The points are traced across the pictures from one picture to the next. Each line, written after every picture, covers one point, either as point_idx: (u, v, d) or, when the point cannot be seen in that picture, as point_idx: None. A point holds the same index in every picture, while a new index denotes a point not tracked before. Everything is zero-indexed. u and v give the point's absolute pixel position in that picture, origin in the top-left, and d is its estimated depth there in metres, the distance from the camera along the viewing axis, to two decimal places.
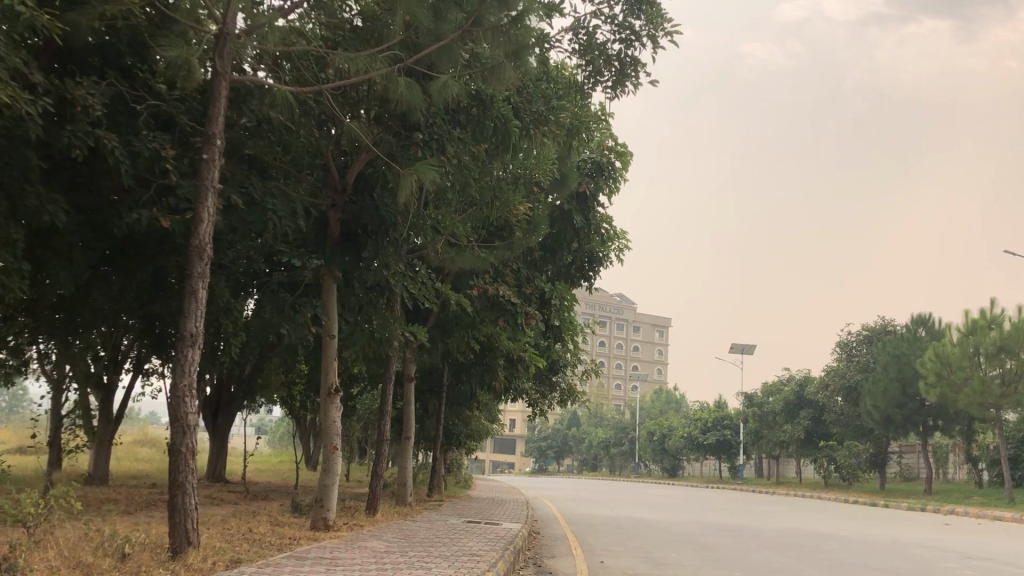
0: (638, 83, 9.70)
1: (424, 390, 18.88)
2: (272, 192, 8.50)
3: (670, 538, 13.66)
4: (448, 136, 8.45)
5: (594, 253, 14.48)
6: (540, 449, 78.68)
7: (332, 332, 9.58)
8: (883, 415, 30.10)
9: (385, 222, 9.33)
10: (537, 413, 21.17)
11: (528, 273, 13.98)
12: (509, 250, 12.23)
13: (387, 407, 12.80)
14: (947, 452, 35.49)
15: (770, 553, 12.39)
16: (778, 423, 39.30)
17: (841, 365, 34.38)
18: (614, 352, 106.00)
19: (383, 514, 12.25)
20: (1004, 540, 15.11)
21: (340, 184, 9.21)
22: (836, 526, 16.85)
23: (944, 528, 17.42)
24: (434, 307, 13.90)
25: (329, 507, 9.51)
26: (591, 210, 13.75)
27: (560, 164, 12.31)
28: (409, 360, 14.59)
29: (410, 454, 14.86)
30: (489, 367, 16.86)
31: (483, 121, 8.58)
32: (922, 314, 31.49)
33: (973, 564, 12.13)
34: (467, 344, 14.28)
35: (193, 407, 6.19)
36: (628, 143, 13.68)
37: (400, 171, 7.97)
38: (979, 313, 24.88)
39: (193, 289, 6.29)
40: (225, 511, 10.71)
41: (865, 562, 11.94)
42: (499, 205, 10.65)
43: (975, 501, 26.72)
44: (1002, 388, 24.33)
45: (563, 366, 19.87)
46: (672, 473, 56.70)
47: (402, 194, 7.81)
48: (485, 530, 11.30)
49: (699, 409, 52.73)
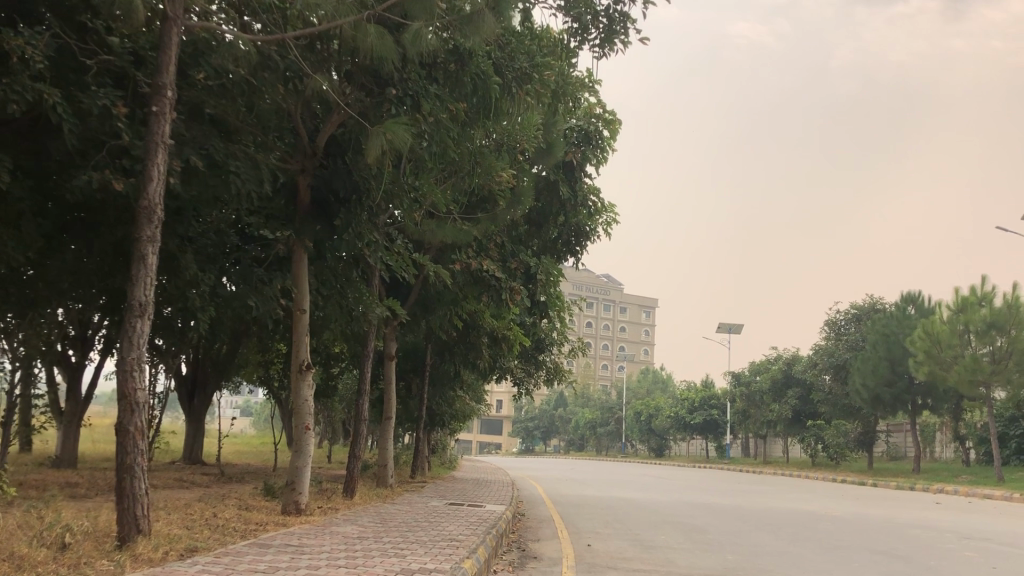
0: (627, 41, 9.15)
1: (407, 370, 18.42)
2: (236, 153, 7.94)
3: (659, 519, 13.24)
4: (424, 92, 7.82)
5: (581, 227, 13.94)
6: (527, 430, 78.65)
7: (303, 306, 9.04)
8: (872, 394, 29.80)
9: (358, 189, 8.73)
10: (522, 392, 20.72)
11: (513, 247, 13.34)
12: (493, 222, 11.72)
13: (366, 386, 12.24)
14: (934, 431, 35.34)
15: (762, 535, 11.96)
16: (765, 403, 39.11)
17: (829, 343, 34.15)
18: (601, 332, 105.84)
19: (361, 497, 11.77)
20: (998, 519, 14.77)
21: (310, 148, 8.72)
22: (828, 506, 16.46)
23: (935, 507, 17.08)
24: (417, 283, 13.37)
25: (301, 491, 9.02)
26: (578, 181, 13.22)
27: (546, 132, 11.77)
28: (389, 338, 14.06)
29: (391, 434, 14.38)
30: (473, 345, 16.41)
31: (462, 78, 8.01)
32: (911, 292, 31.18)
33: (972, 545, 11.71)
34: (450, 320, 13.83)
35: (142, 382, 5.65)
36: (616, 111, 13.17)
37: (370, 130, 7.44)
38: (969, 291, 24.58)
39: (142, 254, 5.76)
40: (192, 494, 10.19)
41: (861, 544, 11.49)
42: (482, 172, 10.12)
43: (963, 479, 26.49)
44: (992, 365, 24.05)
45: (549, 344, 19.43)
46: (659, 453, 56.59)
47: (371, 154, 7.31)
48: (467, 513, 10.83)
49: (686, 389, 52.55)
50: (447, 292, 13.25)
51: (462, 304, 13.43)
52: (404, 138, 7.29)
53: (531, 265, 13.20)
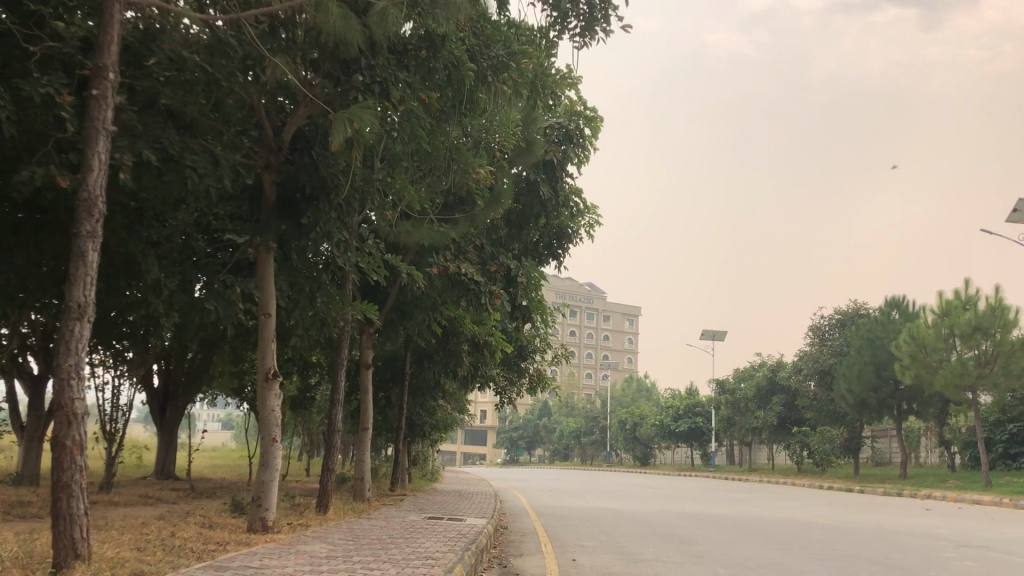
0: (609, 30, 8.71)
1: (386, 378, 17.92)
2: (193, 146, 7.46)
3: (644, 531, 12.77)
4: (391, 78, 7.26)
5: (562, 229, 13.65)
6: (511, 440, 78.02)
7: (268, 311, 8.55)
8: (858, 399, 29.45)
9: (326, 186, 8.23)
10: (504, 402, 20.22)
11: (492, 249, 12.90)
12: (471, 223, 11.29)
13: (339, 395, 11.70)
14: (919, 435, 35.14)
15: (753, 545, 11.52)
16: (749, 410, 38.77)
17: (814, 348, 33.89)
18: (584, 341, 105.52)
19: (334, 512, 11.26)
20: (991, 526, 14.40)
21: (275, 143, 8.24)
22: (817, 514, 16.06)
23: (925, 514, 16.72)
24: (393, 288, 12.89)
25: (268, 507, 8.52)
26: (559, 181, 12.80)
27: (524, 129, 11.33)
28: (365, 345, 13.54)
29: (367, 446, 13.84)
30: (453, 353, 15.94)
31: (433, 66, 7.50)
32: (896, 296, 30.98)
33: (970, 553, 11.27)
34: (429, 325, 13.37)
35: (80, 392, 5.14)
36: (598, 108, 12.77)
37: (333, 115, 6.92)
38: (953, 294, 24.34)
39: (81, 251, 5.25)
40: (153, 512, 9.64)
41: (855, 553, 11.07)
42: (459, 167, 9.64)
43: (951, 484, 26.23)
44: (978, 368, 23.75)
45: (532, 350, 18.98)
46: (644, 461, 56.16)
47: (334, 141, 6.79)
48: (445, 528, 10.34)
49: (670, 397, 52.22)
50: (424, 295, 12.78)
51: (441, 309, 12.99)
52: (368, 123, 6.78)
53: (511, 268, 12.72)
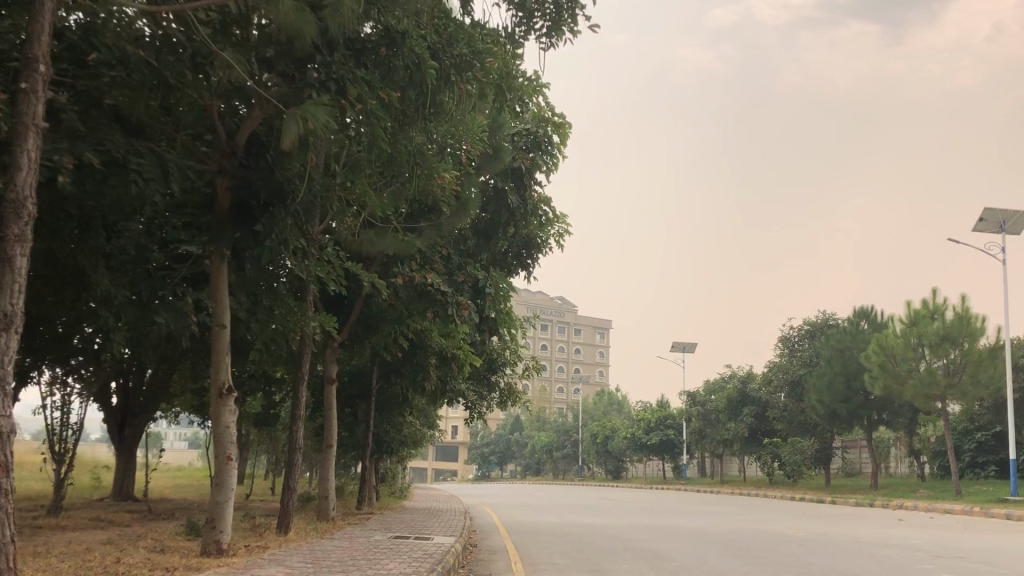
0: (576, 30, 8.46)
1: (351, 394, 17.47)
2: (139, 149, 7.09)
3: (616, 547, 12.43)
4: (348, 75, 6.92)
5: (531, 238, 13.38)
6: (482, 455, 77.40)
7: (223, 322, 8.17)
8: (828, 410, 29.39)
9: (282, 192, 7.87)
10: (473, 417, 19.87)
11: (460, 260, 12.54)
12: (437, 231, 10.94)
13: (301, 411, 11.18)
14: (889, 445, 35.22)
15: (727, 559, 11.26)
16: (720, 422, 38.67)
17: (783, 359, 33.86)
18: (555, 355, 105.33)
19: (296, 533, 10.82)
20: (966, 536, 14.27)
21: (229, 146, 7.86)
22: (791, 527, 15.84)
23: (899, 525, 16.56)
24: (357, 300, 12.48)
25: (222, 529, 8.12)
26: (527, 189, 12.54)
27: (491, 135, 11.02)
28: (328, 359, 13.11)
29: (331, 463, 13.41)
30: (420, 367, 15.56)
31: (394, 64, 7.17)
32: (865, 306, 31.07)
33: (948, 565, 11.04)
34: (395, 339, 13.01)
35: (4, 410, 4.72)
36: (567, 115, 12.54)
37: (285, 112, 6.61)
38: (921, 303, 24.34)
39: (8, 256, 4.85)
40: (102, 535, 9.18)
41: (832, 566, 10.81)
42: (424, 175, 9.29)
43: (922, 493, 26.20)
44: (947, 377, 23.76)
45: (502, 363, 18.64)
46: (615, 475, 55.88)
47: (286, 139, 6.47)
48: (411, 547, 9.95)
49: (642, 409, 52.09)
50: (390, 307, 12.40)
51: (407, 322, 12.61)
52: (321, 121, 6.46)
53: (479, 278, 12.38)
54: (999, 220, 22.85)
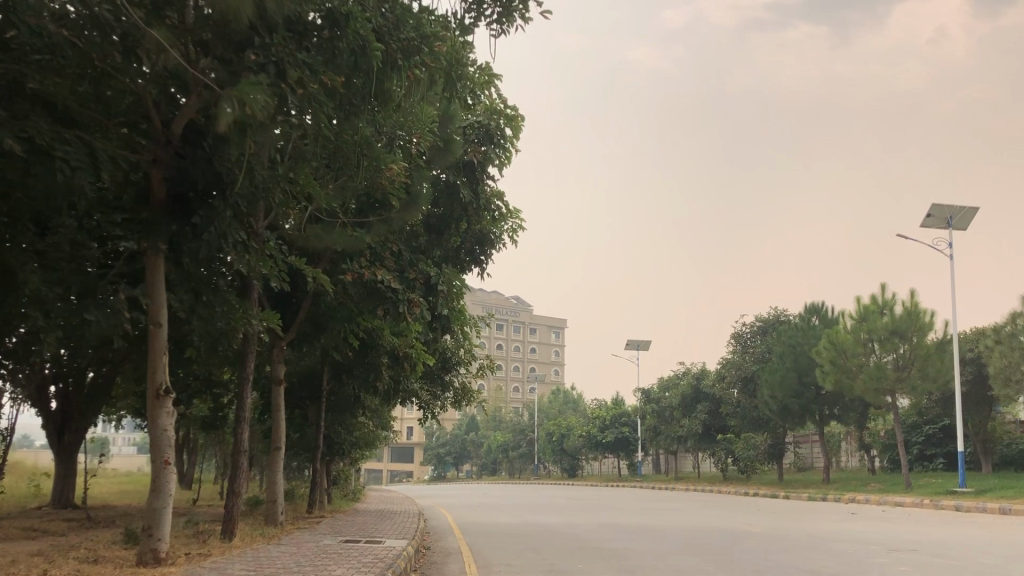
0: (527, 17, 8.22)
1: (301, 396, 17.02)
2: (65, 136, 6.67)
3: (572, 546, 12.23)
4: (288, 57, 6.65)
5: (484, 234, 13.13)
6: (437, 456, 76.76)
7: (160, 322, 7.82)
8: (781, 405, 29.56)
9: (221, 181, 7.57)
10: (427, 417, 19.52)
11: (412, 256, 12.13)
12: (388, 226, 10.61)
13: (246, 413, 10.77)
14: (840, 440, 35.65)
15: (684, 557, 11.12)
16: (675, 419, 38.78)
17: (736, 356, 33.97)
18: (511, 354, 105.23)
19: (241, 540, 10.42)
20: (918, 529, 14.35)
21: (164, 136, 7.51)
22: (746, 522, 15.81)
23: (853, 518, 16.63)
24: (305, 298, 12.11)
25: (160, 537, 7.75)
26: (480, 183, 12.27)
27: (441, 127, 10.73)
28: (276, 360, 12.71)
29: (279, 467, 13.01)
30: (371, 367, 15.20)
31: (338, 48, 6.92)
32: (815, 303, 31.36)
33: (903, 558, 10.99)
34: (344, 338, 12.65)
35: None
36: (519, 107, 12.31)
37: (222, 93, 6.29)
38: (871, 299, 24.54)
39: None
40: (32, 547, 8.71)
41: (787, 561, 10.73)
42: (372, 167, 8.96)
43: (873, 487, 26.49)
44: (896, 372, 24.06)
45: (455, 362, 18.35)
46: (571, 473, 55.83)
47: None
48: (362, 552, 9.63)
49: (597, 407, 52.14)
50: (340, 305, 12.03)
51: (358, 320, 12.25)
52: (260, 101, 6.26)
53: (431, 275, 12.00)
54: (946, 216, 23.19)
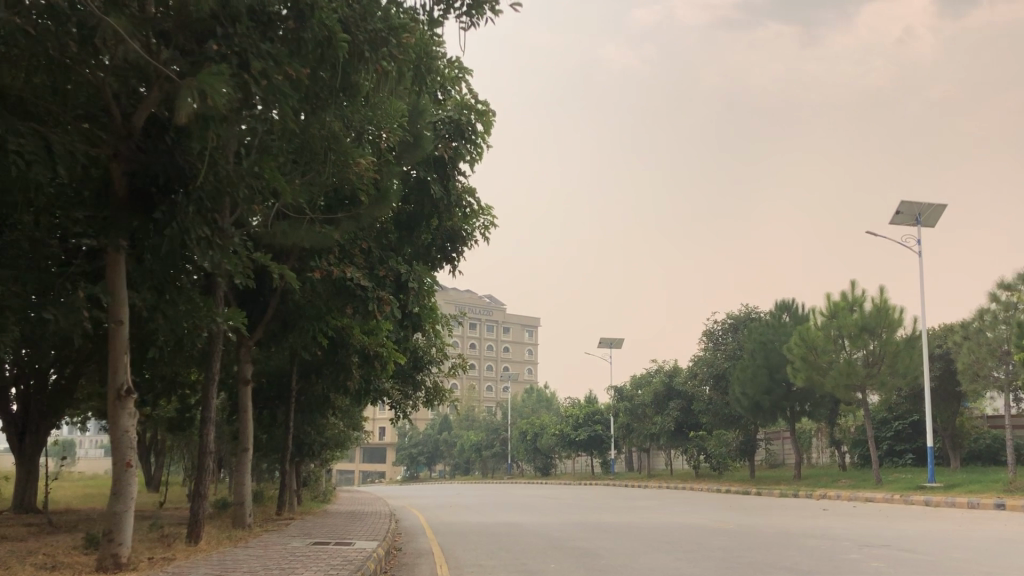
0: (497, 10, 8.08)
1: (269, 397, 16.77)
2: (19, 128, 6.45)
3: (545, 545, 12.12)
4: (252, 48, 6.48)
5: (456, 231, 12.99)
6: (410, 456, 76.36)
7: (121, 319, 7.60)
8: (752, 402, 29.66)
9: (183, 175, 7.38)
10: (399, 417, 19.32)
11: (381, 254, 11.93)
12: (356, 223, 10.42)
13: (212, 414, 10.54)
14: (810, 436, 35.90)
15: (657, 555, 11.06)
16: (647, 416, 38.84)
17: (708, 353, 34.01)
18: (484, 353, 105.04)
19: (207, 543, 10.21)
20: (889, 524, 14.41)
21: (124, 129, 7.29)
22: (719, 519, 15.81)
23: (825, 514, 16.69)
24: (273, 296, 11.91)
25: (121, 542, 7.54)
26: (450, 180, 12.12)
27: (411, 123, 10.58)
28: (243, 360, 12.49)
29: (247, 468, 12.79)
30: (342, 367, 14.99)
31: (302, 39, 6.75)
32: (786, 300, 31.51)
33: (875, 554, 11.01)
34: (314, 337, 12.46)
35: None
36: (490, 103, 12.18)
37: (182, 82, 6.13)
38: (841, 296, 24.68)
39: None
40: None
41: (760, 558, 10.70)
42: (339, 162, 8.77)
43: (844, 483, 26.67)
44: (866, 368, 24.23)
45: (427, 361, 18.18)
46: (545, 472, 55.78)
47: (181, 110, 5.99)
48: (331, 554, 9.45)
49: (570, 406, 52.12)
50: (309, 304, 11.84)
51: (327, 319, 12.05)
52: (219, 91, 6.11)
53: (402, 273, 11.79)
54: (915, 213, 23.38)
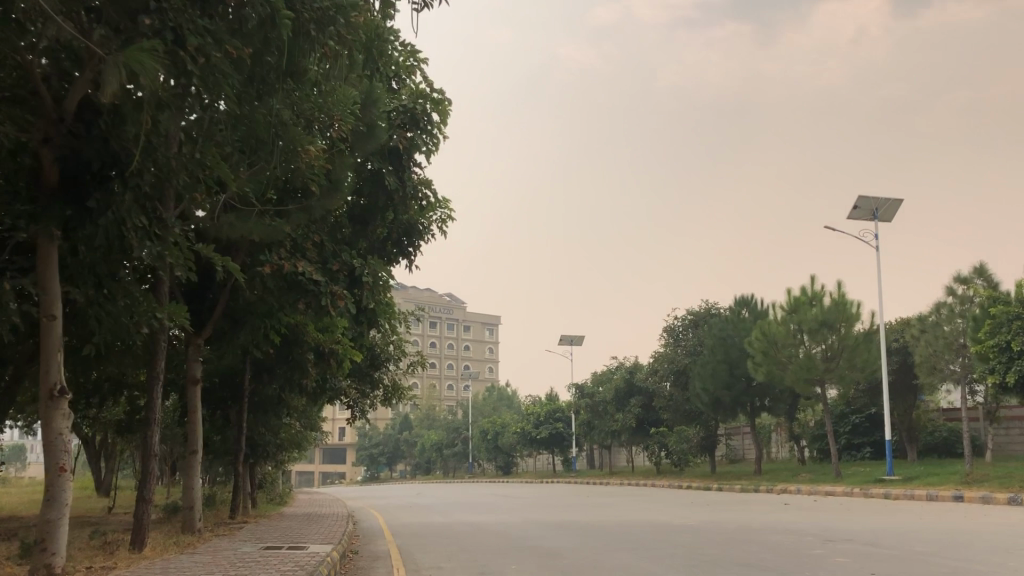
0: None
1: (221, 397, 16.28)
2: None
3: (507, 545, 11.80)
4: (188, 23, 6.11)
5: (413, 224, 12.66)
6: (370, 456, 75.59)
7: (54, 314, 7.19)
8: (712, 398, 29.67)
9: (119, 161, 6.97)
10: (357, 417, 18.91)
11: (334, 247, 11.50)
12: (307, 215, 10.01)
13: (157, 415, 10.07)
14: (770, 431, 36.09)
15: (619, 553, 10.83)
16: (608, 413, 38.76)
17: (668, 349, 33.79)
18: (445, 352, 104.61)
19: (152, 550, 9.77)
20: (852, 517, 14.35)
21: (55, 113, 6.85)
22: (681, 516, 15.66)
23: (786, 509, 16.65)
24: (222, 293, 11.47)
25: (56, 551, 7.12)
26: (406, 171, 11.78)
27: (365, 112, 10.20)
28: (192, 359, 12.01)
29: (197, 471, 12.32)
30: (296, 365, 14.56)
31: (244, 15, 6.36)
32: (744, 296, 31.61)
33: (839, 548, 10.87)
34: (265, 334, 12.06)
35: None
36: (446, 92, 11.86)
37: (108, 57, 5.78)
38: (800, 291, 24.73)
39: None
40: None
41: (724, 555, 10.51)
42: (287, 150, 8.37)
43: (804, 477, 26.79)
44: (825, 362, 24.33)
45: (384, 358, 17.79)
46: (506, 471, 55.53)
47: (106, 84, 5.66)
48: (283, 559, 9.07)
49: (531, 403, 51.94)
50: (260, 301, 11.41)
51: (279, 315, 11.64)
52: (149, 69, 5.77)
53: (356, 267, 11.36)
54: (873, 207, 23.50)
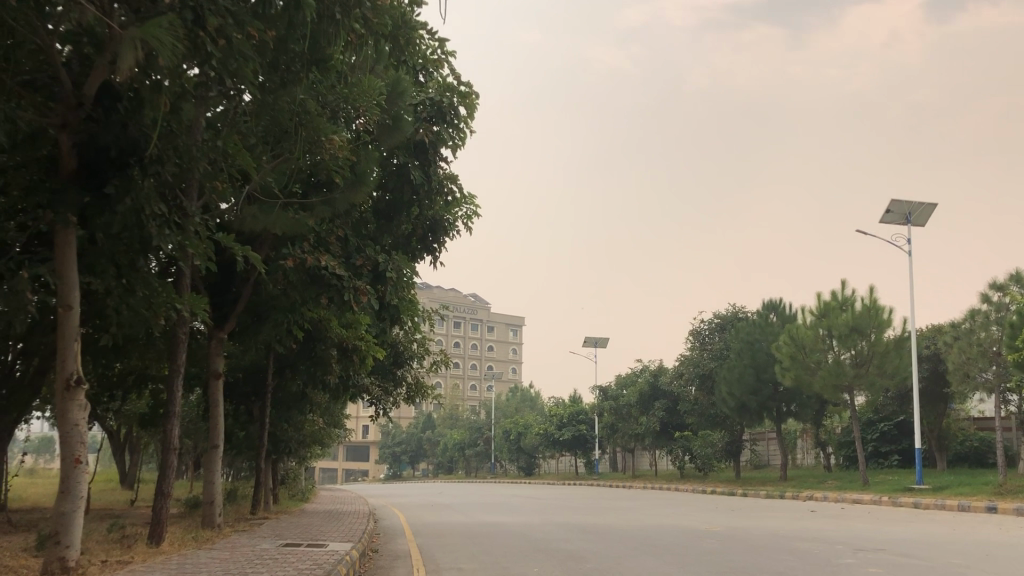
0: None
1: (243, 393, 16.20)
2: None
3: (528, 547, 11.58)
4: (209, 3, 5.95)
5: (438, 220, 12.47)
6: (392, 455, 75.59)
7: (70, 305, 7.02)
8: (738, 403, 29.27)
9: (139, 148, 6.91)
10: (379, 415, 18.77)
11: (358, 242, 11.36)
12: (331, 208, 9.79)
13: (176, 407, 9.95)
14: (796, 438, 35.53)
15: (642, 558, 10.56)
16: (632, 416, 38.39)
17: (694, 353, 33.41)
18: (468, 352, 104.48)
19: (170, 544, 9.66)
20: (883, 527, 13.95)
21: (75, 98, 6.70)
22: (706, 521, 15.34)
23: (814, 517, 16.25)
24: (244, 287, 11.36)
25: (69, 544, 6.99)
26: (432, 165, 11.57)
27: (390, 104, 9.93)
28: (215, 354, 11.84)
29: (217, 464, 12.20)
30: (318, 361, 14.42)
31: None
32: (773, 299, 31.16)
33: (870, 558, 10.53)
34: (288, 329, 12.02)
35: None
36: (474, 85, 11.67)
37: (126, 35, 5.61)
38: (830, 295, 24.36)
39: None
40: None
41: (751, 562, 10.19)
42: (310, 139, 8.18)
43: (831, 484, 26.32)
44: (854, 368, 23.82)
45: (406, 357, 17.61)
46: (528, 472, 55.25)
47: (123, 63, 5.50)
48: (301, 557, 8.90)
49: (554, 405, 51.65)
50: (283, 295, 11.34)
51: (301, 310, 11.62)
52: (166, 45, 5.60)
53: (380, 262, 11.16)
54: (906, 211, 23.06)
